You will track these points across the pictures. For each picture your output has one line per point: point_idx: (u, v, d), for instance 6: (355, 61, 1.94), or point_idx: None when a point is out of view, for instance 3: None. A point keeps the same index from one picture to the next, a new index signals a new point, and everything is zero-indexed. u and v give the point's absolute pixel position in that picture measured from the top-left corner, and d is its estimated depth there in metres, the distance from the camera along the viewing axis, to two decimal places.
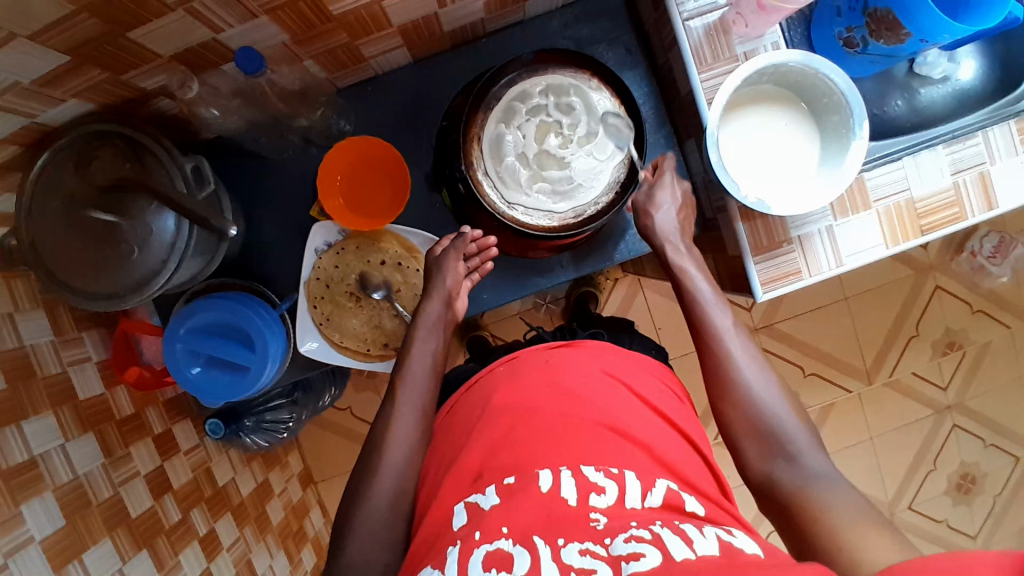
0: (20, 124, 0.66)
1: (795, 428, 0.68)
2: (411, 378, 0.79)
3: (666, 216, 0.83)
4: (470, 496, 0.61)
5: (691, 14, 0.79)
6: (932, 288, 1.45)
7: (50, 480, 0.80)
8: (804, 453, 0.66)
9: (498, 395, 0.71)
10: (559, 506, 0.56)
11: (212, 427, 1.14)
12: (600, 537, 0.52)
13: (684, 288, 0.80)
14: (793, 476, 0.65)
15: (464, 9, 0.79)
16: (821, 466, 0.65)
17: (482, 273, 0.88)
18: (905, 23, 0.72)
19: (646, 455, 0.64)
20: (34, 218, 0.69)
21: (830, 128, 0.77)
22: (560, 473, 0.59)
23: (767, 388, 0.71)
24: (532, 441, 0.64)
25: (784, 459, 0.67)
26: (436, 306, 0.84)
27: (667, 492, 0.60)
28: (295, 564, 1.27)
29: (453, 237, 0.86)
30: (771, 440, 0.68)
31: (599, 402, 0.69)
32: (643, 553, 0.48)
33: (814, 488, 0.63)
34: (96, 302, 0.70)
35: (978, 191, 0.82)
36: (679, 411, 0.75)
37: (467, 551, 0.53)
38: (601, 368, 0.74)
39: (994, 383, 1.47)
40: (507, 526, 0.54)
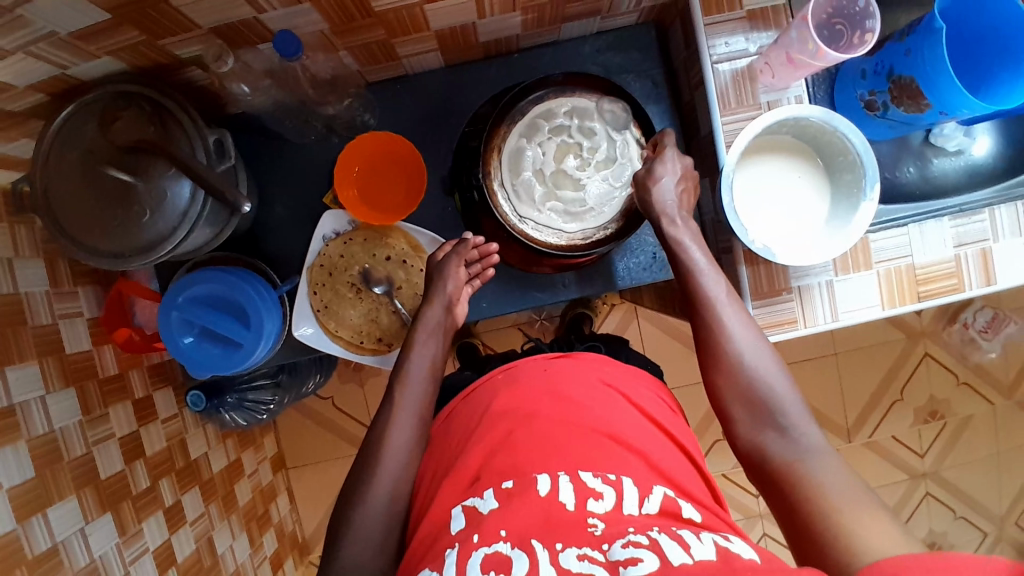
0: (50, 73, 0.67)
1: (788, 397, 0.69)
2: (409, 381, 0.79)
3: (665, 190, 0.79)
4: (467, 501, 0.62)
5: (721, 58, 0.81)
6: (921, 354, 1.46)
7: (25, 431, 0.80)
8: (795, 426, 0.67)
9: (497, 401, 0.72)
10: (558, 511, 0.57)
11: (194, 399, 1.12)
12: (597, 543, 0.53)
13: (680, 258, 0.78)
14: (785, 449, 0.66)
15: (501, 22, 0.81)
16: (812, 439, 0.66)
17: (482, 279, 0.89)
18: (927, 94, 0.74)
19: (643, 463, 0.65)
20: (51, 167, 0.69)
21: (843, 185, 0.78)
22: (559, 478, 0.60)
23: (761, 356, 0.72)
24: (529, 446, 0.65)
25: (775, 431, 0.68)
26: (436, 311, 0.84)
27: (664, 498, 0.61)
28: (255, 548, 1.26)
29: (454, 243, 0.87)
30: (763, 409, 0.69)
31: (597, 411, 0.70)
32: (641, 558, 0.50)
33: (806, 463, 0.64)
34: (99, 259, 0.71)
35: (978, 266, 0.84)
36: (673, 421, 0.76)
37: (464, 554, 0.55)
38: (597, 377, 0.75)
39: (971, 457, 1.49)
40: (505, 530, 0.56)
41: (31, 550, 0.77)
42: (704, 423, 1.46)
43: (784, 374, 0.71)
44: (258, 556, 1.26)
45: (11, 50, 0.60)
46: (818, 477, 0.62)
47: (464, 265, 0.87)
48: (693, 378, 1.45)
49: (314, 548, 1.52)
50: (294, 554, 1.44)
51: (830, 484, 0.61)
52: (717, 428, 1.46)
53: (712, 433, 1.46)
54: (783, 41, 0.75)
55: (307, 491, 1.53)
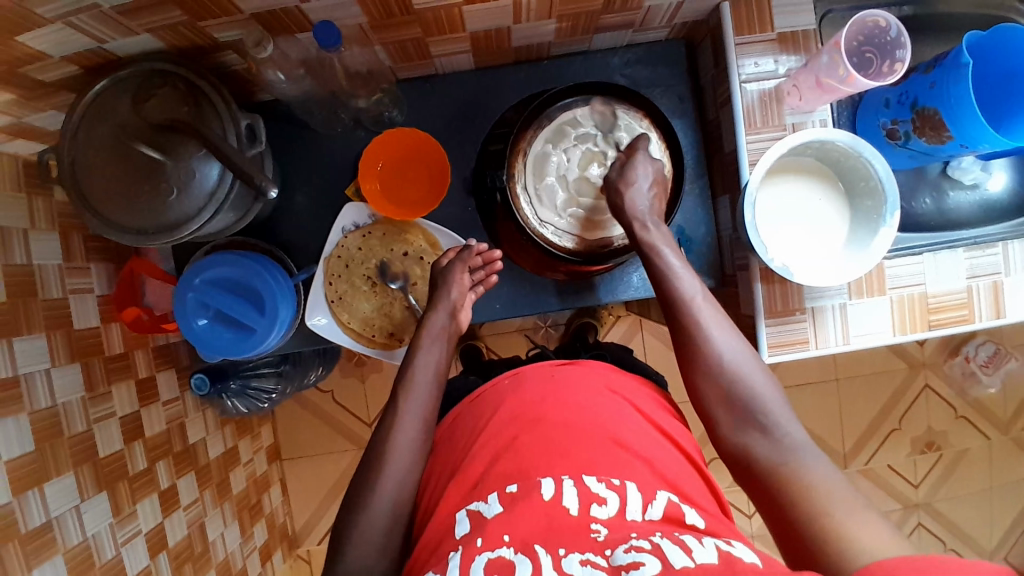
0: (87, 47, 0.67)
1: (769, 394, 0.68)
2: (414, 387, 0.77)
3: (638, 194, 0.79)
4: (471, 505, 0.62)
5: (750, 78, 0.82)
6: (921, 385, 1.47)
7: (28, 403, 0.79)
8: (777, 424, 0.66)
9: (505, 404, 0.72)
10: (561, 515, 0.58)
11: (197, 383, 1.13)
12: (600, 548, 0.54)
13: (654, 263, 0.77)
14: (770, 451, 0.65)
15: (535, 29, 0.82)
16: (796, 434, 0.65)
17: (487, 286, 0.90)
18: (950, 126, 0.76)
19: (647, 469, 0.65)
20: (80, 140, 0.70)
21: (863, 212, 0.79)
22: (562, 482, 0.61)
23: (737, 354, 0.70)
24: (534, 451, 0.65)
25: (758, 431, 0.66)
26: (441, 316, 0.84)
27: (667, 504, 0.61)
28: (245, 538, 1.25)
29: (459, 250, 0.88)
30: (741, 408, 0.68)
31: (606, 419, 0.70)
32: (643, 562, 0.50)
33: (794, 464, 0.63)
34: (121, 234, 0.71)
35: (989, 298, 0.85)
36: (676, 428, 0.75)
37: (468, 557, 0.54)
38: (602, 384, 0.75)
39: (965, 491, 1.49)
40: (508, 535, 0.56)
41: (25, 524, 0.76)
42: (701, 439, 1.46)
43: (762, 370, 0.70)
44: (248, 546, 1.26)
45: (51, 20, 0.61)
46: (810, 475, 0.61)
47: (468, 272, 0.87)
48: None
49: (303, 542, 1.51)
50: (282, 546, 1.43)
51: (818, 481, 0.60)
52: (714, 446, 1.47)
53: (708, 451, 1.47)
54: (813, 65, 0.77)
55: (300, 483, 1.52)
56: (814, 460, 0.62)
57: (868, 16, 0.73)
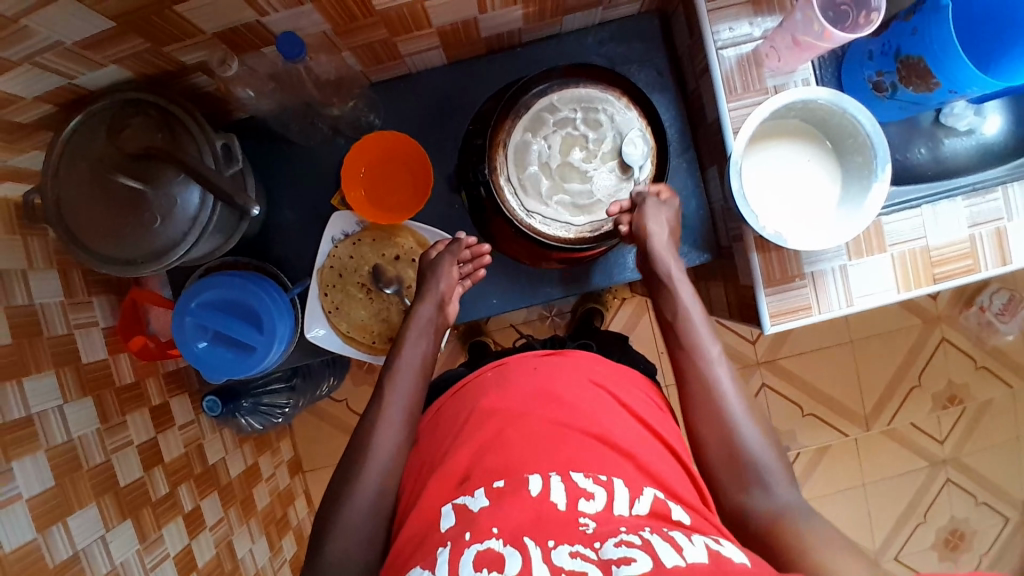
0: (58, 84, 0.68)
1: (772, 459, 0.69)
2: (399, 372, 0.80)
3: (658, 236, 0.81)
4: (458, 498, 0.63)
5: (726, 44, 0.80)
6: (938, 339, 1.44)
7: (44, 441, 0.81)
8: (776, 485, 0.68)
9: (486, 399, 0.73)
10: (549, 510, 0.58)
11: (208, 405, 1.12)
12: (589, 541, 0.54)
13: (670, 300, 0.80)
14: (766, 504, 0.67)
15: (502, 17, 0.81)
16: (794, 498, 0.67)
17: (474, 280, 0.89)
18: (934, 72, 0.73)
19: (631, 465, 0.66)
20: (60, 178, 0.70)
21: (854, 168, 0.77)
22: (549, 479, 0.61)
23: (746, 415, 0.72)
24: (519, 446, 0.66)
25: (758, 488, 0.68)
26: (428, 308, 0.85)
27: (654, 500, 0.62)
28: (275, 552, 1.26)
29: (448, 242, 0.88)
30: (744, 470, 0.69)
31: (588, 412, 0.71)
32: (633, 558, 0.49)
33: (788, 519, 0.64)
34: (111, 266, 0.71)
35: (993, 246, 0.83)
36: (661, 421, 0.76)
37: (456, 552, 0.55)
38: (587, 377, 0.76)
39: (991, 442, 1.47)
40: (497, 527, 0.56)
41: (52, 559, 0.77)
42: None
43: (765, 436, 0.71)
44: (278, 559, 1.27)
45: (18, 62, 0.61)
46: (801, 528, 0.63)
47: (457, 265, 0.87)
48: None
49: None
50: None
51: (812, 534, 0.62)
52: None
53: None
54: (788, 24, 0.74)
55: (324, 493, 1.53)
56: (806, 520, 0.64)
57: None
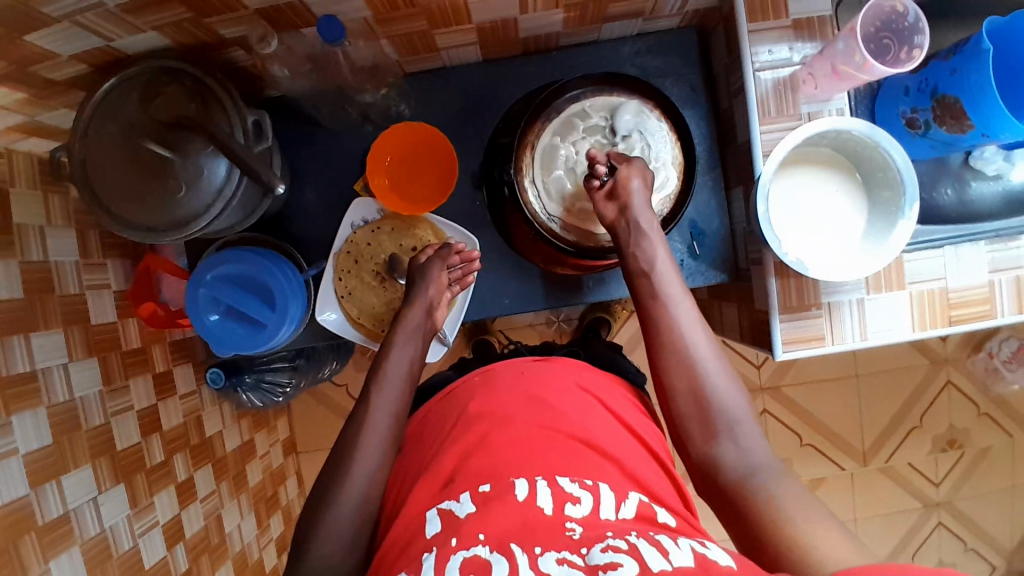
0: (95, 45, 0.68)
1: (743, 411, 0.69)
2: (385, 380, 0.77)
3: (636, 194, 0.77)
4: (442, 504, 0.62)
5: (764, 66, 0.80)
6: (944, 381, 1.44)
7: (46, 398, 0.81)
8: (748, 439, 0.67)
9: (473, 402, 0.73)
10: (535, 515, 0.57)
11: (212, 377, 1.13)
12: (576, 547, 0.53)
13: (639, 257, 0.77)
14: (737, 460, 0.66)
15: (543, 19, 0.81)
16: (761, 452, 0.66)
17: (463, 287, 0.88)
18: (970, 114, 0.73)
19: (616, 469, 0.66)
20: (90, 138, 0.70)
21: (881, 203, 0.77)
22: (536, 484, 0.61)
23: (717, 369, 0.70)
24: (503, 451, 0.66)
25: (728, 441, 0.67)
26: (417, 315, 0.83)
27: (639, 504, 0.62)
28: (262, 530, 1.26)
29: (438, 248, 0.88)
30: (714, 423, 0.68)
31: (576, 418, 0.71)
32: (621, 562, 0.48)
33: (758, 477, 0.64)
34: (132, 231, 0.71)
35: (1011, 293, 0.83)
36: (645, 427, 0.76)
37: (443, 556, 0.54)
38: (574, 382, 0.76)
39: (987, 489, 1.46)
40: (484, 534, 0.55)
41: (43, 516, 0.78)
42: None
43: (736, 386, 0.70)
44: (265, 537, 1.27)
45: (58, 19, 0.61)
46: (772, 489, 0.62)
47: (446, 270, 0.86)
48: None
49: None
50: None
51: (785, 495, 0.61)
52: None
53: None
54: (828, 52, 0.75)
55: (315, 476, 1.53)
56: (777, 479, 0.64)
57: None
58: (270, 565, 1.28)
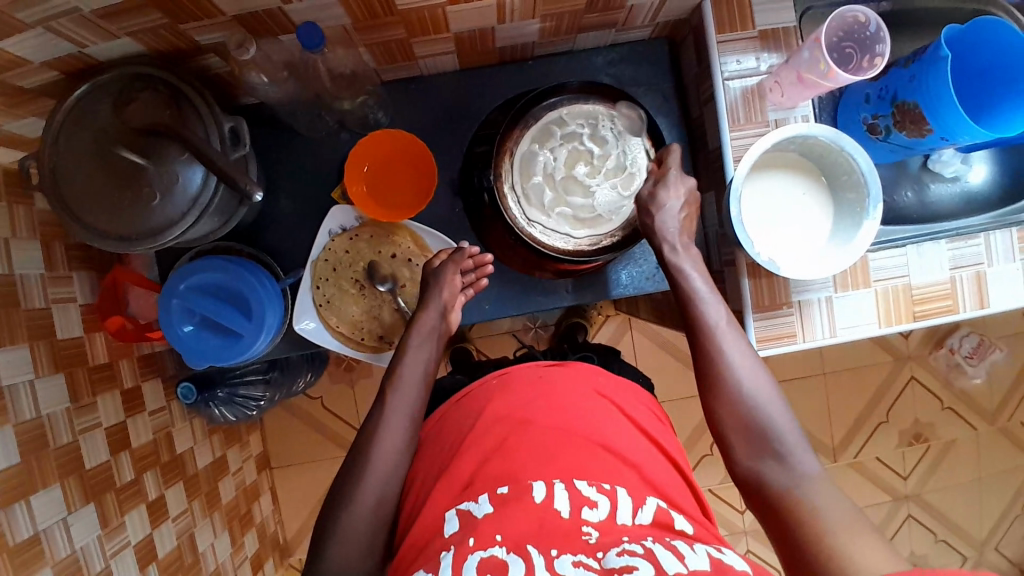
0: (67, 51, 0.67)
1: (787, 425, 0.70)
2: (402, 383, 0.77)
3: (668, 217, 0.79)
4: (461, 504, 0.65)
5: (732, 75, 0.82)
6: (908, 378, 1.49)
7: (12, 415, 0.78)
8: (793, 454, 0.68)
9: (492, 405, 0.75)
10: (553, 517, 0.61)
11: (183, 392, 1.10)
12: (592, 551, 0.58)
13: (682, 285, 0.78)
14: (782, 476, 0.67)
15: (519, 29, 0.82)
16: (809, 464, 0.67)
17: (476, 289, 0.89)
18: (929, 119, 0.78)
19: (636, 474, 0.69)
20: (59, 147, 0.69)
21: (847, 205, 0.80)
22: (554, 486, 0.64)
23: (759, 384, 0.72)
24: (522, 454, 0.68)
25: (772, 459, 0.68)
26: (431, 316, 0.83)
27: (657, 510, 0.65)
28: (236, 548, 1.23)
29: (451, 251, 0.87)
30: (759, 438, 0.69)
31: (592, 421, 0.73)
32: (636, 565, 0.53)
33: (803, 490, 0.65)
34: (106, 242, 0.70)
35: (972, 289, 0.87)
36: (661, 432, 0.79)
37: (460, 556, 0.57)
38: (591, 387, 0.78)
39: (952, 481, 1.51)
40: (501, 535, 0.59)
41: (13, 538, 0.75)
42: (690, 439, 1.48)
43: (780, 401, 0.71)
44: (239, 555, 1.24)
45: (30, 25, 0.60)
46: (816, 501, 0.63)
47: (459, 274, 0.86)
48: (682, 393, 1.47)
49: (294, 551, 1.49)
50: (274, 555, 1.41)
51: (828, 509, 0.62)
52: (705, 443, 1.49)
53: (698, 449, 1.48)
54: (794, 61, 0.78)
55: (291, 491, 1.50)
56: (821, 490, 0.64)
57: (848, 11, 0.74)
58: None
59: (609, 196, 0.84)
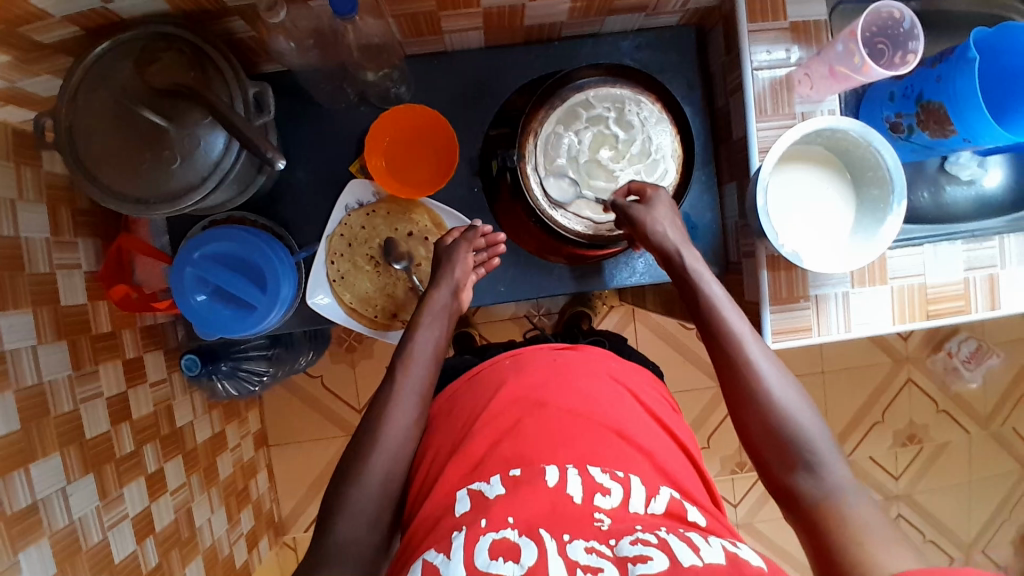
0: (90, 7, 0.65)
1: (819, 434, 0.66)
2: (414, 358, 0.77)
3: (668, 227, 0.77)
4: (472, 484, 0.65)
5: (762, 65, 0.82)
6: (905, 379, 1.51)
7: (13, 380, 0.76)
8: (825, 464, 0.64)
9: (507, 385, 0.74)
10: (565, 502, 0.60)
11: (188, 364, 1.09)
12: (605, 538, 0.57)
13: (699, 291, 0.74)
14: (815, 488, 0.63)
15: (549, 8, 0.81)
16: (842, 475, 0.63)
17: (487, 269, 0.89)
18: (954, 121, 0.78)
19: (649, 463, 0.68)
20: (78, 105, 0.67)
21: (869, 201, 0.80)
22: (567, 471, 0.64)
23: (787, 391, 0.68)
24: (537, 436, 0.68)
25: (804, 469, 0.65)
26: (444, 295, 0.82)
27: (670, 500, 0.64)
28: (232, 525, 1.22)
29: (464, 229, 0.87)
30: (788, 448, 0.65)
31: (609, 408, 0.73)
32: (650, 556, 0.53)
33: (839, 503, 0.61)
34: (121, 204, 0.68)
35: (984, 290, 0.87)
36: (674, 419, 0.79)
37: (472, 538, 0.56)
38: (606, 371, 0.78)
39: (943, 482, 1.53)
40: (513, 518, 0.58)
41: (11, 506, 0.73)
42: None
43: (809, 407, 0.67)
44: (235, 532, 1.23)
45: None
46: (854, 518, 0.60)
47: (472, 252, 0.86)
48: (682, 385, 1.48)
49: (289, 530, 1.49)
50: (269, 533, 1.41)
51: (862, 525, 0.59)
52: (703, 436, 1.50)
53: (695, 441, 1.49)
54: (826, 55, 0.77)
55: (287, 470, 1.49)
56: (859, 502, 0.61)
57: (884, 6, 0.74)
58: (240, 561, 1.24)
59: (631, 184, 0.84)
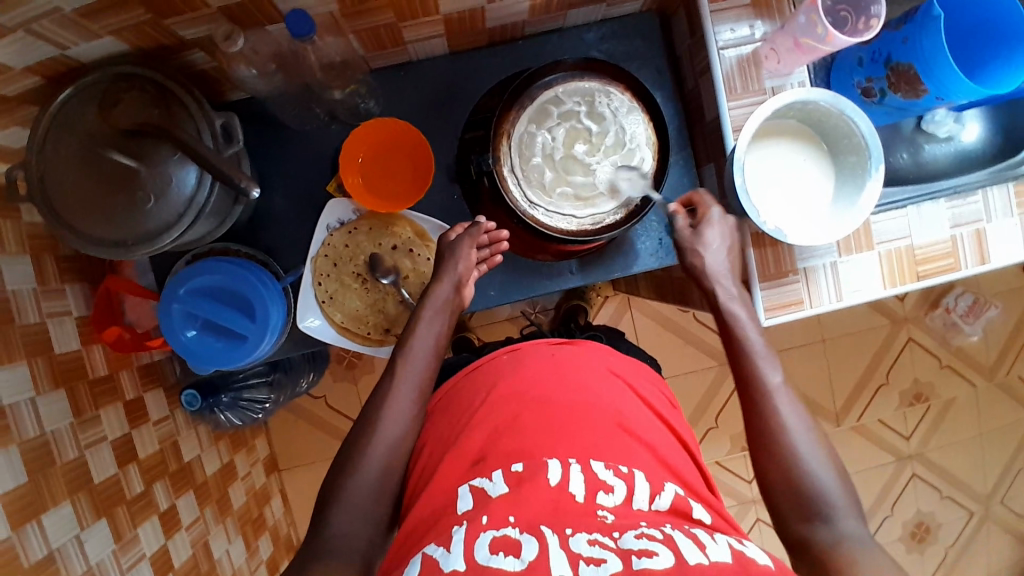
0: (49, 55, 0.65)
1: (834, 488, 0.67)
2: (412, 357, 0.77)
3: (715, 257, 0.79)
4: (474, 480, 0.65)
5: (727, 44, 0.82)
6: (905, 339, 1.51)
7: (16, 434, 0.76)
8: (838, 518, 0.65)
9: (504, 382, 0.74)
10: (568, 499, 0.61)
11: (188, 399, 1.09)
12: (608, 530, 0.57)
13: (735, 334, 0.76)
14: (828, 540, 0.64)
15: (509, 8, 0.81)
16: (855, 530, 0.64)
17: (490, 266, 0.86)
18: (924, 79, 0.77)
19: (652, 457, 0.69)
20: (46, 155, 0.66)
21: (848, 167, 0.80)
22: (569, 466, 0.64)
23: (812, 446, 0.69)
24: (536, 432, 0.68)
25: (819, 521, 0.65)
26: (446, 290, 0.81)
27: (675, 496, 0.64)
28: (252, 553, 1.22)
29: (466, 225, 0.84)
30: (807, 502, 0.66)
31: (611, 401, 0.73)
32: (656, 551, 0.52)
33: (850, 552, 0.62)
34: (99, 248, 0.68)
35: (972, 246, 0.87)
36: (671, 414, 0.79)
37: (472, 534, 0.56)
38: (604, 366, 0.78)
39: (955, 438, 1.54)
40: (514, 517, 0.58)
41: (28, 558, 0.73)
42: (696, 413, 1.50)
43: (828, 462, 0.69)
44: (255, 559, 1.23)
45: (12, 28, 0.58)
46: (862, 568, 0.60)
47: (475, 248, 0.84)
48: (684, 367, 1.48)
49: None
50: (290, 557, 1.41)
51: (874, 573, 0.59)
52: (710, 416, 1.50)
53: (703, 422, 1.49)
54: (790, 28, 0.77)
55: (300, 492, 1.49)
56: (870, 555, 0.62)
57: None
58: None
59: (610, 176, 0.83)
